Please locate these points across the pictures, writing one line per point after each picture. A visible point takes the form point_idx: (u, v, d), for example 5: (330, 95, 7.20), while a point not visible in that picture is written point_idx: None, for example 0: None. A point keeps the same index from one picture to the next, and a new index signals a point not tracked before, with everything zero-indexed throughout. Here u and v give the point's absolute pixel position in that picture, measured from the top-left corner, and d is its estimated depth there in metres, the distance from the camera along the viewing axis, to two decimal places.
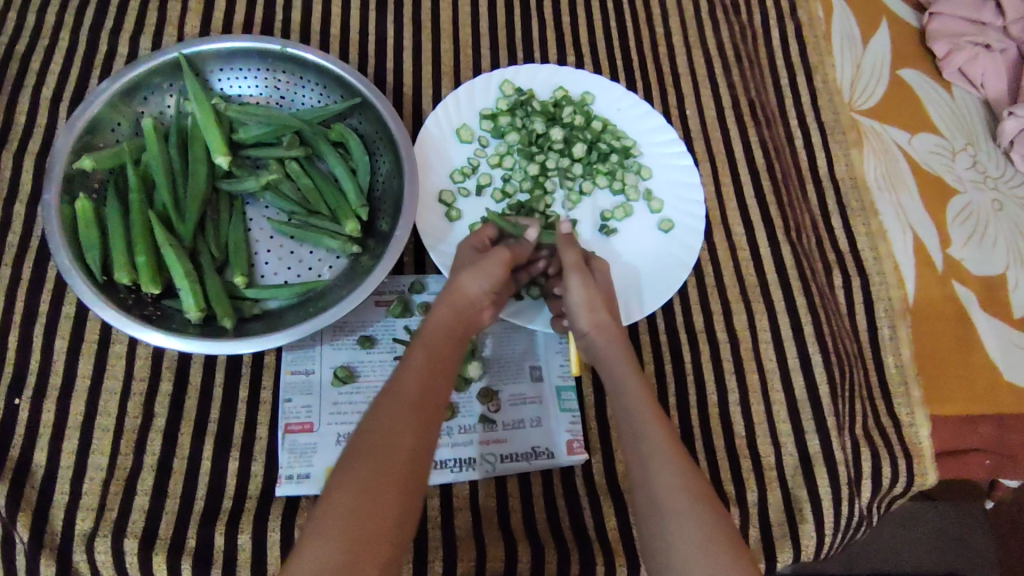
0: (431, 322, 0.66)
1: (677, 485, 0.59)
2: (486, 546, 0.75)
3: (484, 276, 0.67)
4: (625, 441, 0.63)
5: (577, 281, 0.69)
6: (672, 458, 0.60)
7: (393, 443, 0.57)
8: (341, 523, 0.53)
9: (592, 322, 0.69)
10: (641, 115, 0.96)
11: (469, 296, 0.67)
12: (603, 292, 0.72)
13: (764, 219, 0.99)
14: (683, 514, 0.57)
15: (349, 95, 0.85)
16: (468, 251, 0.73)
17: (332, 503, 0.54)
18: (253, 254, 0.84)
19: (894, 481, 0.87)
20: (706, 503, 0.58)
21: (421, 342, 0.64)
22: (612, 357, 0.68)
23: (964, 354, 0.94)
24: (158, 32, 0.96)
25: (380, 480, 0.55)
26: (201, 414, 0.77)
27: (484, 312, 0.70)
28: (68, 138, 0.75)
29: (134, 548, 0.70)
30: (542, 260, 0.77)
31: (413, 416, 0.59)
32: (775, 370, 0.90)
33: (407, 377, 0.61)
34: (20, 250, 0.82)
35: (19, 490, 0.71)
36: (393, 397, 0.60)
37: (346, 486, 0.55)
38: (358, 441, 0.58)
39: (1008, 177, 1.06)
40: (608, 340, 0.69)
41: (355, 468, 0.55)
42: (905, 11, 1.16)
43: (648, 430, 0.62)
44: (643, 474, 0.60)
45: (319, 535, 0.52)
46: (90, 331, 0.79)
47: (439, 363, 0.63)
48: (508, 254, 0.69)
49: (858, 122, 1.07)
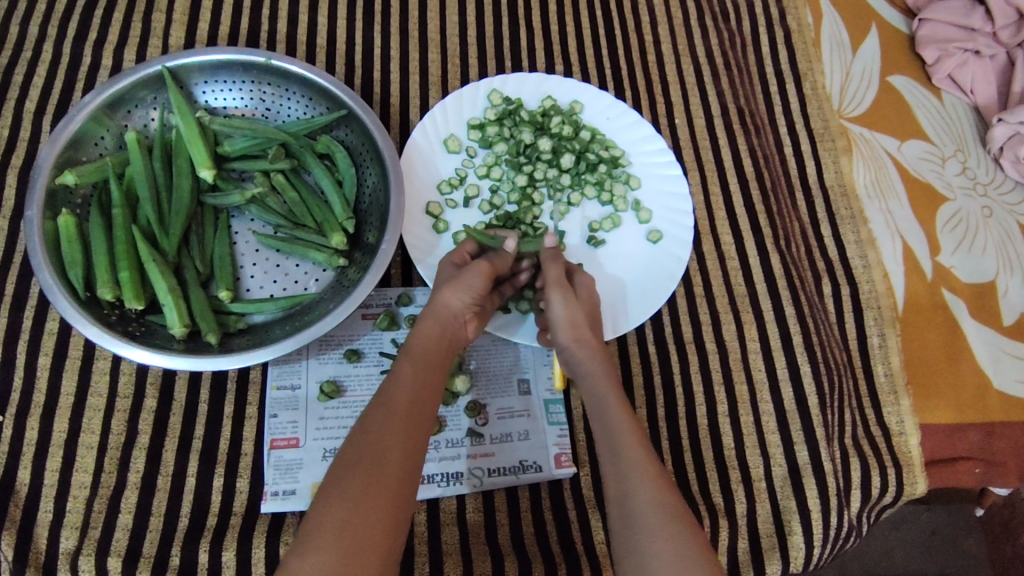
0: (417, 333, 0.65)
1: (653, 506, 0.57)
2: (474, 561, 0.74)
3: (464, 289, 0.67)
4: (603, 460, 0.62)
5: (560, 296, 0.69)
6: (649, 477, 0.59)
7: (386, 453, 0.56)
8: (335, 536, 0.51)
9: (574, 337, 0.68)
10: (630, 124, 0.96)
11: (451, 309, 0.67)
12: (587, 307, 0.71)
13: (753, 227, 0.99)
14: (659, 536, 0.56)
15: (334, 107, 0.84)
16: (446, 267, 0.72)
17: (325, 516, 0.52)
18: (238, 268, 0.84)
19: (883, 490, 0.87)
20: (683, 525, 0.57)
21: (410, 350, 0.64)
22: (592, 373, 0.67)
23: (954, 362, 0.94)
24: (143, 43, 0.96)
25: (374, 491, 0.54)
26: (186, 430, 0.76)
27: (465, 326, 0.69)
28: (51, 153, 0.74)
29: (118, 567, 0.70)
30: (524, 272, 0.78)
31: (404, 425, 0.58)
32: (764, 380, 0.90)
33: (397, 386, 0.60)
34: (3, 265, 0.81)
35: (2, 508, 0.71)
36: (385, 406, 0.59)
37: (339, 498, 0.53)
38: (348, 451, 0.56)
39: (998, 183, 1.06)
40: (588, 355, 0.68)
41: (349, 479, 0.54)
42: (894, 17, 1.16)
43: (626, 449, 0.61)
44: (620, 493, 0.59)
45: (312, 549, 0.51)
46: (73, 347, 0.78)
47: (427, 372, 0.62)
48: (488, 266, 0.69)
49: (848, 129, 1.07)
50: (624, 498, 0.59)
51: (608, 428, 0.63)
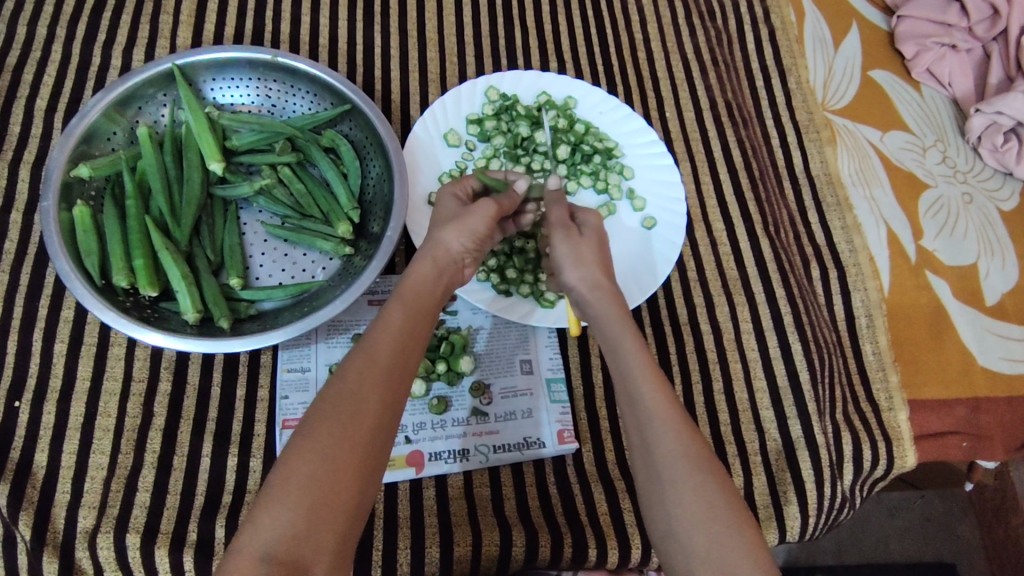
0: (413, 276, 0.65)
1: (678, 452, 0.57)
2: (482, 532, 0.77)
3: (467, 233, 0.67)
4: (624, 404, 0.62)
5: (561, 238, 0.70)
6: (671, 421, 0.59)
7: (360, 408, 0.56)
8: (300, 493, 0.51)
9: (580, 277, 0.69)
10: (622, 118, 0.99)
11: (449, 250, 0.67)
12: (592, 243, 0.71)
13: (743, 214, 1.03)
14: (684, 482, 0.56)
15: (339, 102, 0.88)
16: (447, 198, 0.74)
17: (292, 471, 0.52)
18: (248, 258, 0.86)
19: (875, 463, 0.90)
20: (708, 469, 0.57)
21: (398, 297, 0.63)
22: (605, 313, 0.67)
23: (939, 340, 0.98)
24: (151, 44, 0.99)
25: (343, 449, 0.54)
26: (200, 413, 0.79)
27: (462, 267, 0.70)
28: (65, 148, 0.76)
29: (136, 543, 0.72)
30: (530, 213, 0.79)
31: (383, 380, 0.57)
32: (757, 359, 0.93)
33: (380, 338, 0.60)
34: (18, 256, 0.84)
35: (20, 490, 0.73)
36: (365, 358, 0.58)
37: (307, 454, 0.53)
38: (323, 404, 0.56)
39: (977, 171, 1.10)
40: (599, 295, 0.68)
41: (319, 432, 0.54)
42: (874, 16, 1.21)
43: (646, 392, 0.60)
44: (643, 440, 0.59)
45: (276, 502, 0.51)
46: (89, 334, 0.81)
47: (414, 323, 0.62)
48: (495, 207, 0.69)
49: (832, 121, 1.11)
50: (648, 446, 0.59)
51: (624, 374, 0.63)
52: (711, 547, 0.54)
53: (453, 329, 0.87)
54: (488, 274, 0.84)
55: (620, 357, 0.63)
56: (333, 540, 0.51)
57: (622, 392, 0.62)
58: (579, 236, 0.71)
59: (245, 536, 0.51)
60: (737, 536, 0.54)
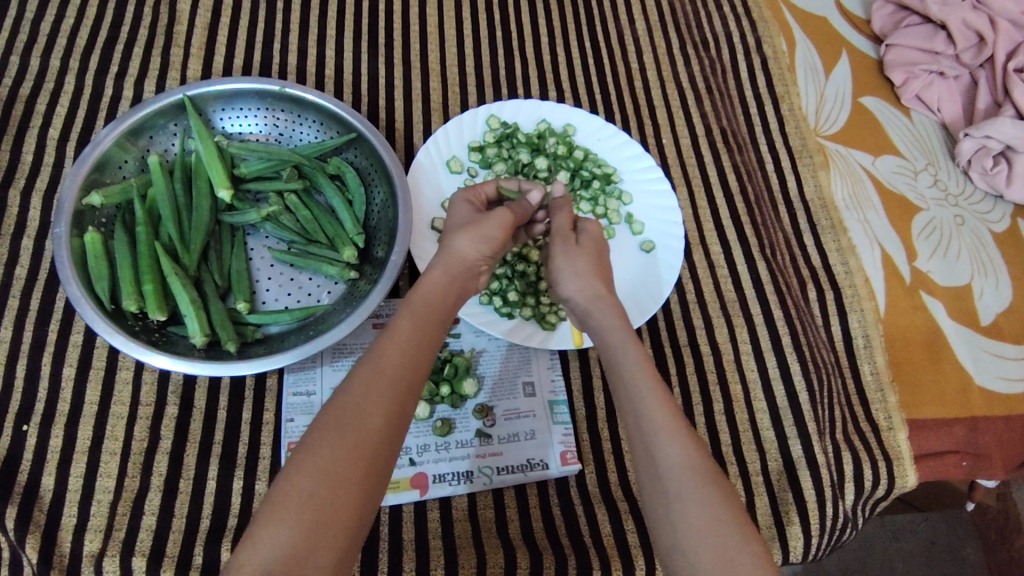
0: (426, 283, 0.66)
1: (682, 465, 0.58)
2: (486, 554, 0.77)
3: (482, 240, 0.69)
4: (627, 417, 0.63)
5: (561, 253, 0.72)
6: (674, 435, 0.60)
7: (365, 423, 0.57)
8: (300, 510, 0.52)
9: (581, 287, 0.70)
10: (620, 144, 1.02)
11: (463, 258, 0.68)
12: (595, 255, 0.73)
13: (740, 238, 1.05)
14: (690, 497, 0.57)
15: (344, 130, 0.90)
16: (460, 205, 0.76)
17: (294, 487, 0.53)
18: (254, 282, 0.88)
19: (875, 483, 0.90)
20: (714, 483, 0.58)
21: (408, 306, 0.64)
22: (607, 326, 0.68)
23: (936, 360, 0.99)
24: (162, 75, 1.02)
25: (346, 464, 0.54)
26: (206, 436, 0.80)
27: (476, 274, 0.71)
28: (77, 176, 0.78)
29: (142, 566, 0.72)
30: (541, 222, 0.82)
31: (389, 395, 0.58)
32: (756, 380, 0.95)
33: (388, 350, 0.61)
34: (28, 282, 0.85)
35: (27, 513, 0.73)
36: (371, 371, 0.59)
37: (310, 470, 0.54)
38: (327, 418, 0.57)
39: (968, 194, 1.13)
40: (599, 307, 0.69)
41: (323, 447, 0.55)
42: (863, 45, 1.25)
43: (650, 406, 0.61)
44: (648, 454, 0.60)
45: (276, 519, 0.52)
46: (97, 359, 0.82)
47: (423, 331, 0.63)
48: (509, 217, 0.71)
49: (824, 146, 1.14)
50: (653, 461, 0.59)
51: (628, 387, 0.63)
52: (717, 562, 0.55)
53: (456, 352, 0.88)
54: (490, 298, 0.86)
55: (623, 370, 0.64)
56: (332, 560, 0.52)
57: (626, 405, 0.63)
58: (582, 247, 0.73)
59: (244, 552, 0.51)
60: (744, 552, 0.55)
